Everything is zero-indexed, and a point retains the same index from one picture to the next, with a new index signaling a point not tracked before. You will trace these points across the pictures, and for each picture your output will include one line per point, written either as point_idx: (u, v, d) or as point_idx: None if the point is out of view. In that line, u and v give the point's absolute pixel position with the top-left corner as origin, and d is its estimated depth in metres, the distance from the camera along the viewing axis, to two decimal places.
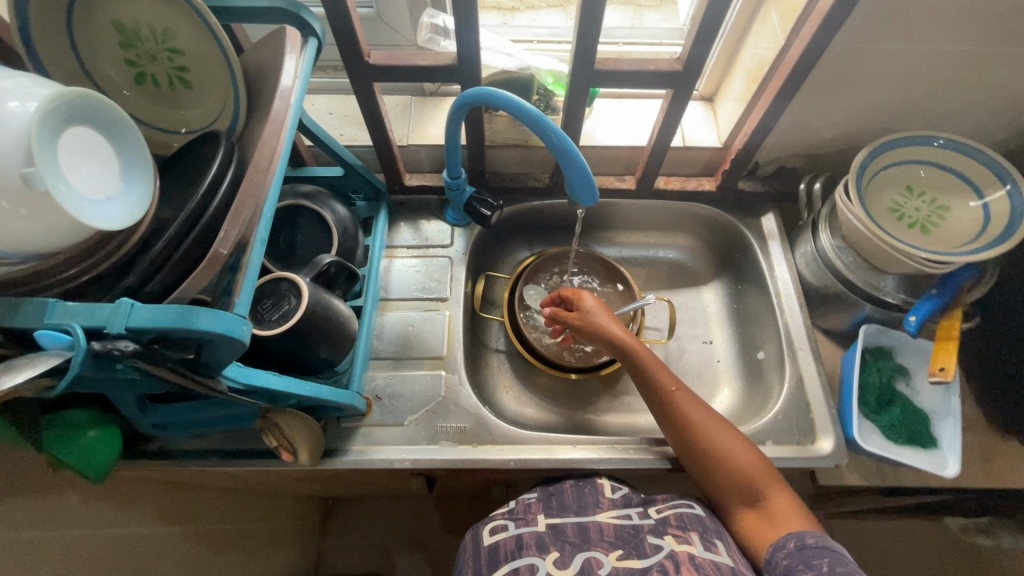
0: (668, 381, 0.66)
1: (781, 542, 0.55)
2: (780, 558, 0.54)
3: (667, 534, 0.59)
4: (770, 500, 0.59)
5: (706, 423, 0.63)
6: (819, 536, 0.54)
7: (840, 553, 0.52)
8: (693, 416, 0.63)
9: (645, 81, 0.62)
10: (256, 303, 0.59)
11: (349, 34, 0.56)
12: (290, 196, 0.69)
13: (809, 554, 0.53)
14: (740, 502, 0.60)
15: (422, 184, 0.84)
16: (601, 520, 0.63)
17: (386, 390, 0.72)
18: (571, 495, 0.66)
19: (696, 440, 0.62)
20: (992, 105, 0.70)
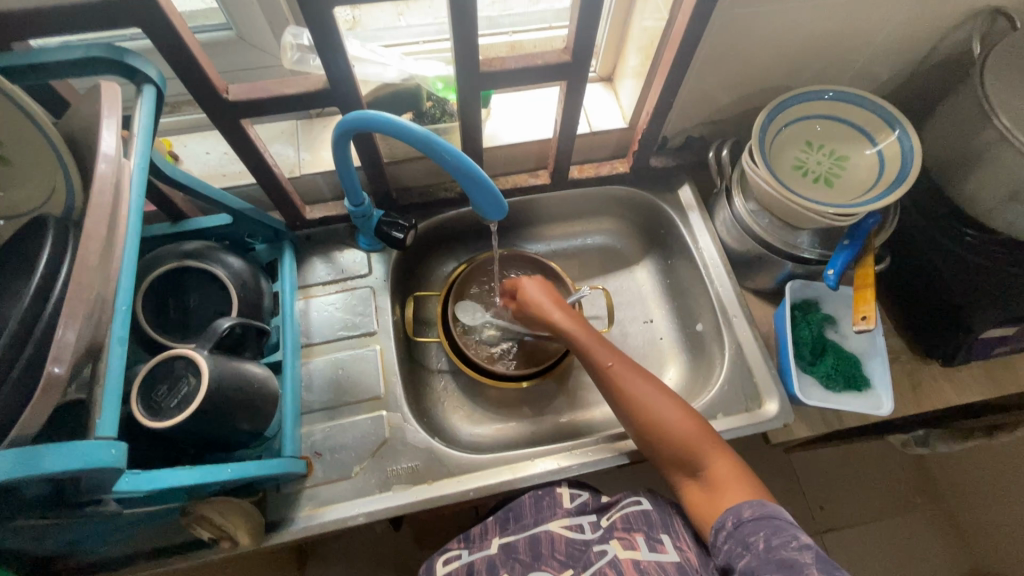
0: (606, 356, 0.67)
1: (721, 522, 0.56)
2: (722, 540, 0.55)
3: (613, 538, 0.60)
4: (709, 470, 0.59)
5: (645, 395, 0.63)
6: (755, 506, 0.55)
7: (778, 521, 0.53)
8: (632, 388, 0.64)
9: (535, 76, 0.59)
10: (150, 391, 0.52)
11: (196, 70, 0.49)
12: (172, 257, 0.61)
13: (745, 529, 0.54)
14: (683, 472, 0.61)
15: (327, 215, 0.77)
16: (553, 530, 0.63)
17: (326, 444, 0.67)
18: (528, 513, 0.66)
19: (635, 412, 0.63)
20: (869, 51, 0.73)
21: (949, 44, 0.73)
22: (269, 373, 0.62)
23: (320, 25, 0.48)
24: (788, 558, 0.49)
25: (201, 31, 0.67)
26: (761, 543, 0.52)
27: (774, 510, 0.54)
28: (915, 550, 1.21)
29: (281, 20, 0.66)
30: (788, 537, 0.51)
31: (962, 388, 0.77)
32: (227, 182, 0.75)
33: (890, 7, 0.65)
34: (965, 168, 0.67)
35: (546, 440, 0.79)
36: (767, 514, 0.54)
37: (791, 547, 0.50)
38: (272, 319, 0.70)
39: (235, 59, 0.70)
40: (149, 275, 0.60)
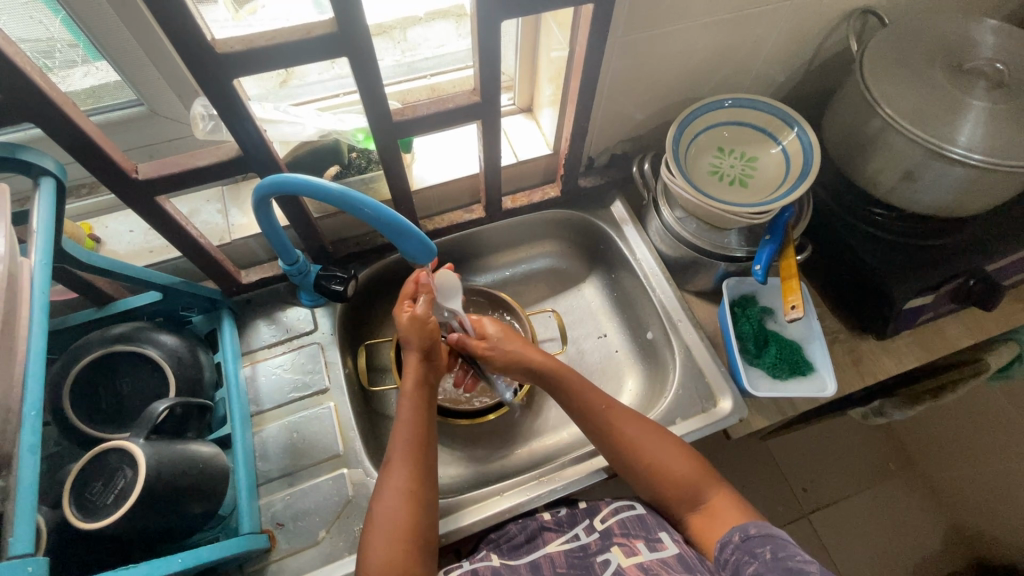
0: (601, 401, 0.67)
1: (727, 537, 0.57)
2: (728, 553, 0.55)
3: (613, 546, 0.60)
4: (710, 501, 0.61)
5: (645, 436, 0.64)
6: (761, 525, 0.56)
7: (782, 539, 0.54)
8: (629, 431, 0.64)
9: (449, 119, 0.61)
10: (83, 490, 0.50)
11: (99, 155, 0.49)
12: (99, 344, 0.59)
13: (752, 543, 0.54)
14: (685, 505, 0.62)
15: (263, 277, 0.76)
16: (551, 551, 0.63)
17: (288, 513, 0.64)
18: (520, 538, 0.65)
19: (635, 452, 0.63)
20: (762, 59, 0.78)
21: (830, 45, 0.79)
22: (217, 449, 0.60)
23: (222, 97, 0.48)
24: (794, 567, 0.49)
25: (92, 114, 0.65)
26: (768, 554, 0.52)
27: (780, 532, 0.55)
28: (897, 515, 1.24)
29: (189, 91, 0.66)
30: (794, 551, 0.51)
31: (899, 358, 0.81)
32: (155, 257, 0.73)
33: (771, 18, 0.70)
34: (862, 155, 0.72)
35: (515, 470, 0.78)
36: (771, 533, 0.55)
37: (797, 558, 0.50)
38: (216, 391, 0.68)
39: (144, 134, 0.69)
40: (74, 368, 0.57)
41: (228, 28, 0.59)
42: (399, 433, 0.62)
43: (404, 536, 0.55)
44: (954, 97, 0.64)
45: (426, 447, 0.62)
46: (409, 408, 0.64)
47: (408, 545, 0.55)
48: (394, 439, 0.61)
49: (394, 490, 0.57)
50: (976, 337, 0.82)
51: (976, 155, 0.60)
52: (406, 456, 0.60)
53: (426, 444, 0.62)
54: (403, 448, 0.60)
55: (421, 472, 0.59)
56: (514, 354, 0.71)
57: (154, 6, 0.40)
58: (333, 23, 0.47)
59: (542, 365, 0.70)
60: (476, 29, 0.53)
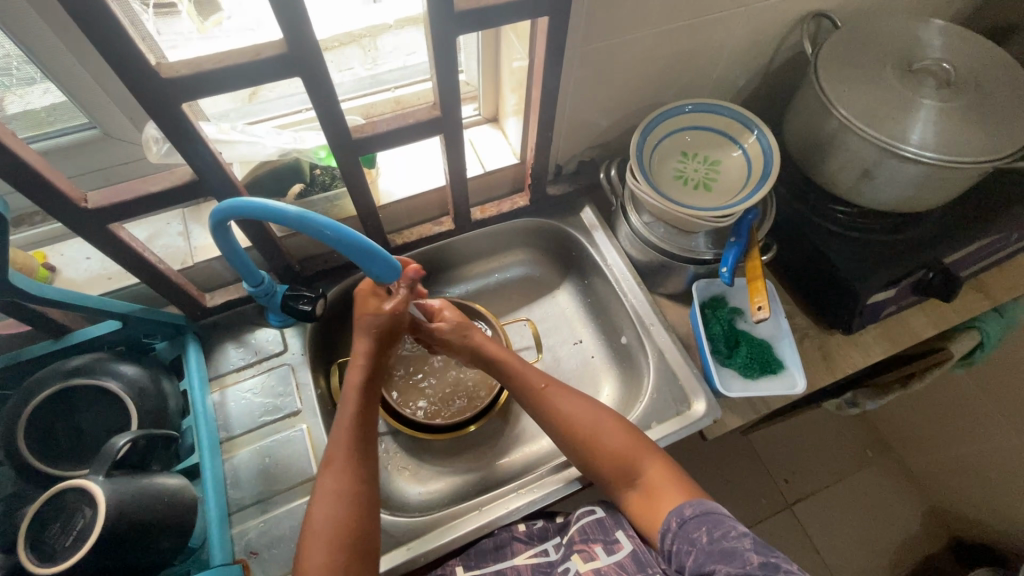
0: (537, 380, 0.68)
1: (666, 525, 0.57)
2: (670, 542, 0.56)
3: (573, 553, 0.61)
4: (647, 476, 0.61)
5: (582, 414, 0.65)
6: (695, 504, 0.56)
7: (717, 515, 0.55)
8: (565, 412, 0.65)
9: (410, 134, 0.60)
10: (40, 532, 0.48)
11: (43, 186, 0.47)
12: (54, 379, 0.57)
13: (689, 526, 0.55)
14: (622, 483, 0.62)
15: (229, 300, 0.74)
16: (517, 563, 0.64)
17: (263, 541, 0.63)
18: (489, 545, 0.66)
19: (570, 433, 0.64)
20: (721, 63, 0.79)
21: (787, 47, 0.81)
22: (185, 481, 0.58)
23: (171, 121, 0.47)
24: (730, 548, 0.51)
25: (40, 140, 0.63)
26: (704, 537, 0.53)
27: (712, 505, 0.56)
28: (875, 502, 1.27)
29: (141, 113, 0.64)
30: (727, 528, 0.53)
31: (866, 351, 0.83)
32: (113, 285, 0.71)
33: (727, 24, 0.72)
34: (821, 155, 0.73)
35: (495, 482, 0.78)
36: (706, 510, 0.55)
37: (730, 536, 0.52)
38: (183, 420, 0.66)
39: (96, 158, 0.67)
40: (30, 405, 0.55)
41: (193, 40, 0.59)
42: (338, 439, 0.59)
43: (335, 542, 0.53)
44: (905, 97, 0.66)
45: (368, 450, 0.60)
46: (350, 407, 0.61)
47: (343, 553, 0.53)
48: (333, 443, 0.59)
49: (330, 496, 0.55)
50: (938, 328, 0.84)
51: (929, 153, 0.62)
52: (341, 460, 0.58)
53: (368, 446, 0.60)
54: (338, 451, 0.58)
55: (358, 474, 0.57)
56: (465, 340, 0.71)
57: (93, 33, 0.39)
58: (284, 43, 0.46)
59: (487, 352, 0.71)
60: (432, 44, 0.53)
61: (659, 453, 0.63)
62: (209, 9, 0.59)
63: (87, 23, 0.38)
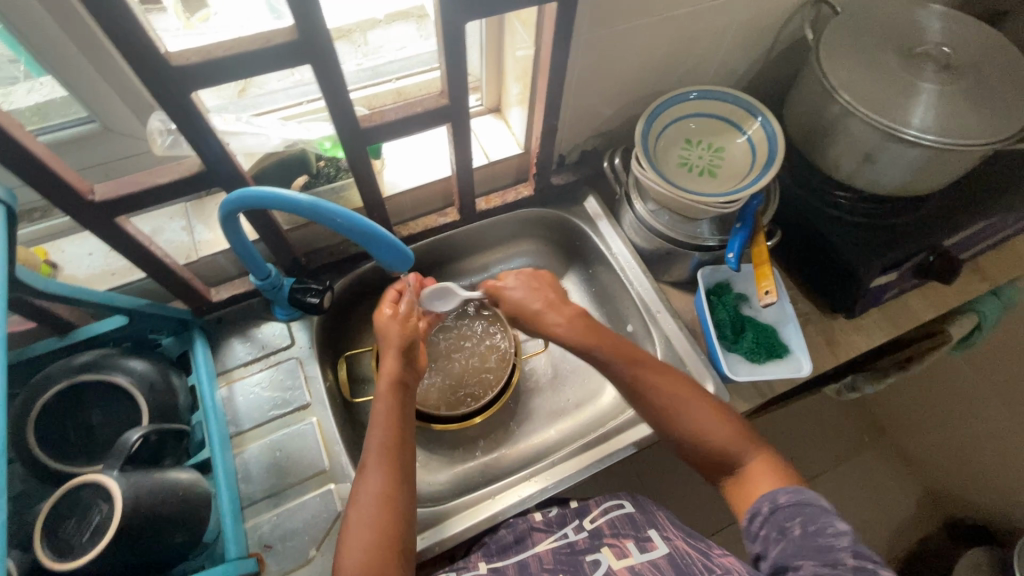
0: (631, 363, 0.65)
1: (756, 508, 0.55)
2: (757, 526, 0.54)
3: (603, 547, 0.60)
4: (744, 463, 0.59)
5: (684, 398, 0.62)
6: (791, 492, 0.54)
7: (815, 507, 0.52)
8: (668, 396, 0.63)
9: (418, 123, 0.60)
10: (56, 529, 0.48)
11: (51, 178, 0.46)
12: (63, 375, 0.56)
13: (782, 514, 0.53)
14: (718, 468, 0.60)
15: (235, 294, 0.73)
16: (540, 551, 0.63)
17: (276, 534, 0.63)
18: (509, 538, 0.66)
19: (668, 417, 0.62)
20: (724, 51, 0.80)
21: (788, 34, 0.81)
22: (198, 476, 0.58)
23: (180, 111, 0.47)
24: (824, 546, 0.49)
25: (41, 133, 0.62)
26: (798, 530, 0.51)
27: (811, 494, 0.54)
28: (874, 485, 1.29)
29: (144, 106, 0.63)
30: (826, 523, 0.51)
31: (869, 335, 0.84)
32: (117, 281, 0.70)
33: (730, 11, 0.72)
34: (824, 141, 0.74)
35: (505, 472, 0.78)
36: (803, 499, 0.53)
37: (827, 533, 0.50)
38: (191, 415, 0.66)
39: (97, 153, 0.66)
40: (38, 402, 0.54)
41: (181, 37, 0.58)
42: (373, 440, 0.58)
43: (379, 546, 0.52)
44: (905, 81, 0.67)
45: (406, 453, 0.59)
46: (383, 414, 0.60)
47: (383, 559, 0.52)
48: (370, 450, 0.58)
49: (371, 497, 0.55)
50: (938, 310, 0.85)
51: (929, 136, 0.63)
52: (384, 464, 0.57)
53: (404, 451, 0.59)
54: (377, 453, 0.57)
55: (396, 474, 0.57)
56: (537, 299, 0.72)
57: (102, 19, 0.38)
58: (294, 30, 0.46)
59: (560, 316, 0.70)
60: (441, 31, 0.53)
61: (761, 443, 0.61)
62: (195, 7, 0.59)
63: (96, 8, 0.38)
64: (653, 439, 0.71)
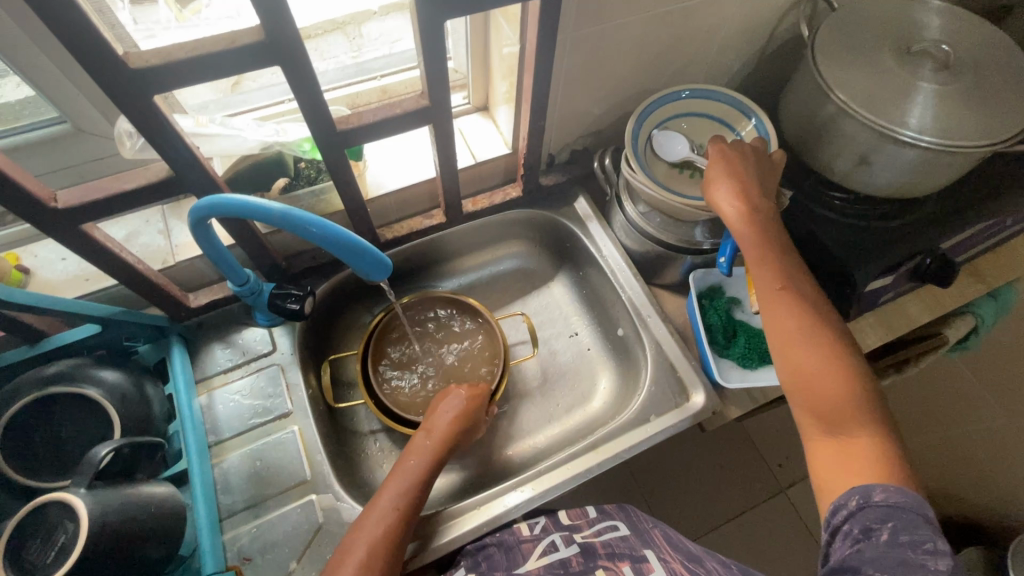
0: (774, 281, 0.59)
1: (843, 499, 0.49)
2: (839, 519, 0.49)
3: (598, 569, 0.59)
4: (854, 436, 0.52)
5: (804, 346, 0.56)
6: (891, 492, 0.47)
7: (912, 516, 0.46)
8: (799, 336, 0.56)
9: (397, 125, 0.58)
10: (20, 550, 0.46)
11: (10, 185, 0.45)
12: (33, 387, 0.55)
13: (870, 514, 0.47)
14: (818, 426, 0.54)
15: (214, 300, 0.72)
16: (531, 568, 0.60)
17: (256, 546, 0.61)
18: (497, 554, 0.63)
19: (788, 360, 0.56)
20: (717, 48, 0.77)
21: (783, 30, 0.79)
22: (173, 489, 0.57)
23: (143, 115, 0.45)
24: (914, 563, 0.44)
25: (7, 136, 0.60)
26: (885, 536, 0.46)
27: (912, 497, 0.47)
28: None
29: (114, 107, 0.61)
30: (921, 536, 0.45)
31: (864, 338, 0.82)
32: (91, 287, 0.68)
33: (722, 7, 0.70)
34: (818, 141, 0.72)
35: (492, 479, 0.77)
36: (903, 504, 0.47)
37: (921, 549, 0.45)
38: (169, 425, 0.64)
39: (67, 156, 0.63)
40: (5, 414, 0.53)
41: (173, 31, 0.56)
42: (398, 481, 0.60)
43: None
44: (903, 80, 0.64)
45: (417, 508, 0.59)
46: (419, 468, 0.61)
47: None
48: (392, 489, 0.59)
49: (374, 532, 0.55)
50: (934, 313, 0.84)
51: (927, 137, 0.61)
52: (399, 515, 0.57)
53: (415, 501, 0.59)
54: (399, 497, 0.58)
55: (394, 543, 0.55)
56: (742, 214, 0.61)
57: (51, 21, 0.36)
58: (260, 30, 0.44)
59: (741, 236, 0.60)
60: (418, 29, 0.50)
61: (877, 415, 0.53)
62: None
63: (46, 11, 0.35)
64: (642, 446, 0.70)
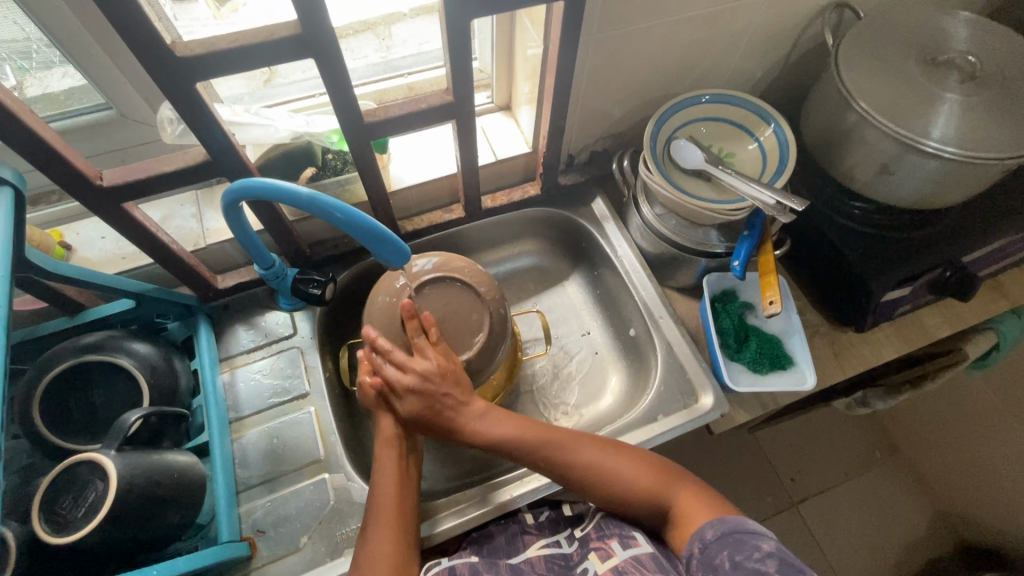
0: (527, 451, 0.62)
1: (688, 549, 0.54)
2: (693, 566, 0.53)
3: (590, 552, 0.60)
4: (678, 505, 0.58)
5: (606, 465, 0.61)
6: (717, 525, 0.53)
7: (743, 536, 0.52)
8: (584, 460, 0.61)
9: (421, 119, 0.60)
10: (53, 503, 0.49)
11: (60, 162, 0.48)
12: (69, 354, 0.58)
13: (711, 551, 0.52)
14: (658, 519, 0.60)
15: (240, 282, 0.75)
16: (531, 555, 0.63)
17: (270, 519, 0.64)
18: (501, 541, 0.66)
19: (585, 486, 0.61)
20: (740, 54, 0.78)
21: (808, 38, 0.79)
22: (195, 458, 0.59)
23: (185, 101, 0.47)
24: (756, 570, 0.48)
25: (58, 119, 0.64)
26: (727, 564, 0.50)
27: (734, 522, 0.53)
28: (883, 504, 1.25)
29: (156, 94, 0.64)
30: (750, 550, 0.50)
31: (879, 350, 0.81)
32: (127, 265, 0.72)
33: (746, 13, 0.70)
34: (839, 149, 0.72)
35: (499, 470, 0.78)
36: (729, 530, 0.53)
37: (754, 558, 0.49)
38: (193, 399, 0.67)
39: (112, 140, 0.67)
40: (44, 378, 0.56)
41: (210, 27, 0.60)
42: (381, 494, 0.59)
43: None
44: (927, 90, 0.64)
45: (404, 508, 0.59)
46: (390, 471, 0.61)
47: None
48: (378, 506, 0.58)
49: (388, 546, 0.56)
50: (953, 328, 0.83)
51: (950, 149, 0.60)
52: (385, 523, 0.57)
53: (408, 508, 0.60)
54: (381, 509, 0.58)
55: (402, 523, 0.58)
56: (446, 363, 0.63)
57: (107, 11, 0.39)
58: (298, 25, 0.46)
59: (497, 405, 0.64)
60: (446, 28, 0.52)
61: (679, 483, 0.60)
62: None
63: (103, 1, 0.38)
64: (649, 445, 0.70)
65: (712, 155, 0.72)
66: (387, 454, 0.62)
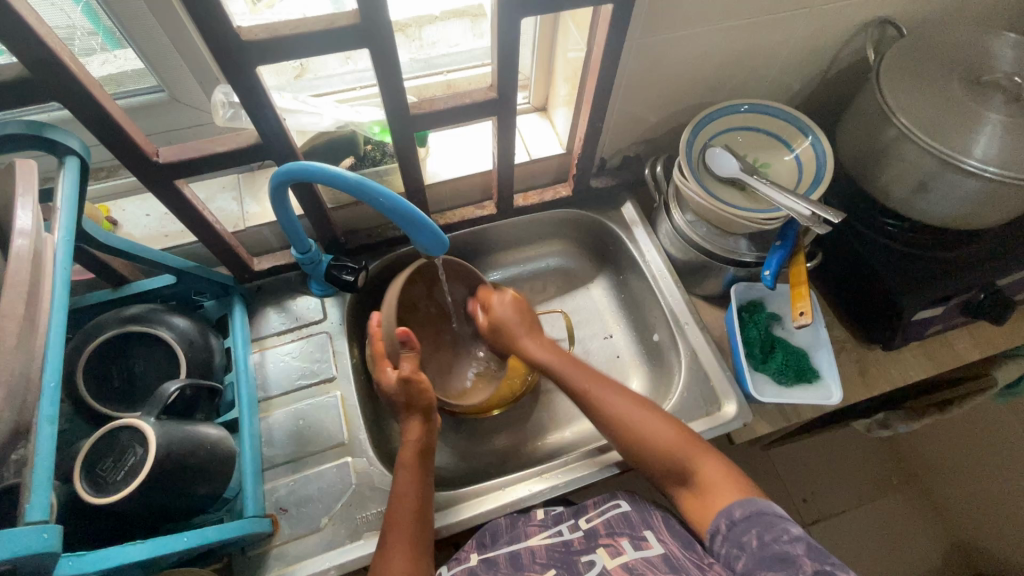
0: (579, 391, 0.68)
1: (715, 526, 0.56)
2: (719, 544, 0.55)
3: (599, 547, 0.60)
4: (699, 474, 0.59)
5: (629, 418, 0.64)
6: (745, 504, 0.55)
7: (769, 516, 0.53)
8: (621, 417, 0.64)
9: (464, 114, 0.61)
10: (94, 465, 0.51)
11: (121, 135, 0.50)
12: (113, 324, 0.60)
13: (738, 530, 0.54)
14: (675, 481, 0.61)
15: (276, 265, 0.76)
16: (532, 544, 0.63)
17: (292, 498, 0.65)
18: (503, 527, 0.67)
19: (618, 431, 0.64)
20: (779, 67, 0.78)
21: (849, 53, 0.79)
22: (225, 432, 0.61)
23: (243, 83, 0.49)
24: (783, 555, 0.50)
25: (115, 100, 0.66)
26: (755, 541, 0.52)
27: (764, 504, 0.55)
28: (897, 531, 1.23)
29: (211, 79, 0.67)
30: (779, 531, 0.52)
31: (906, 369, 0.81)
32: (170, 242, 0.74)
33: (789, 25, 0.70)
34: (876, 164, 0.72)
35: (517, 467, 0.78)
36: (758, 511, 0.54)
37: (782, 540, 0.51)
38: (225, 376, 0.69)
39: (164, 121, 0.70)
40: (90, 345, 0.58)
41: (247, 20, 0.62)
42: (399, 505, 0.60)
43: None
44: (970, 109, 0.64)
45: (425, 504, 0.61)
46: (407, 475, 0.62)
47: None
48: (391, 518, 0.59)
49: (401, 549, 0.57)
50: (984, 352, 0.82)
51: (992, 168, 0.60)
52: (398, 529, 0.58)
53: (425, 515, 0.60)
54: (397, 513, 0.59)
55: (421, 522, 0.59)
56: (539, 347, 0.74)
57: None
58: (357, 14, 0.48)
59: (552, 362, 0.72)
60: (498, 26, 0.54)
61: (701, 446, 0.61)
62: None
63: None
64: None
65: (747, 164, 0.72)
66: (412, 461, 0.63)
